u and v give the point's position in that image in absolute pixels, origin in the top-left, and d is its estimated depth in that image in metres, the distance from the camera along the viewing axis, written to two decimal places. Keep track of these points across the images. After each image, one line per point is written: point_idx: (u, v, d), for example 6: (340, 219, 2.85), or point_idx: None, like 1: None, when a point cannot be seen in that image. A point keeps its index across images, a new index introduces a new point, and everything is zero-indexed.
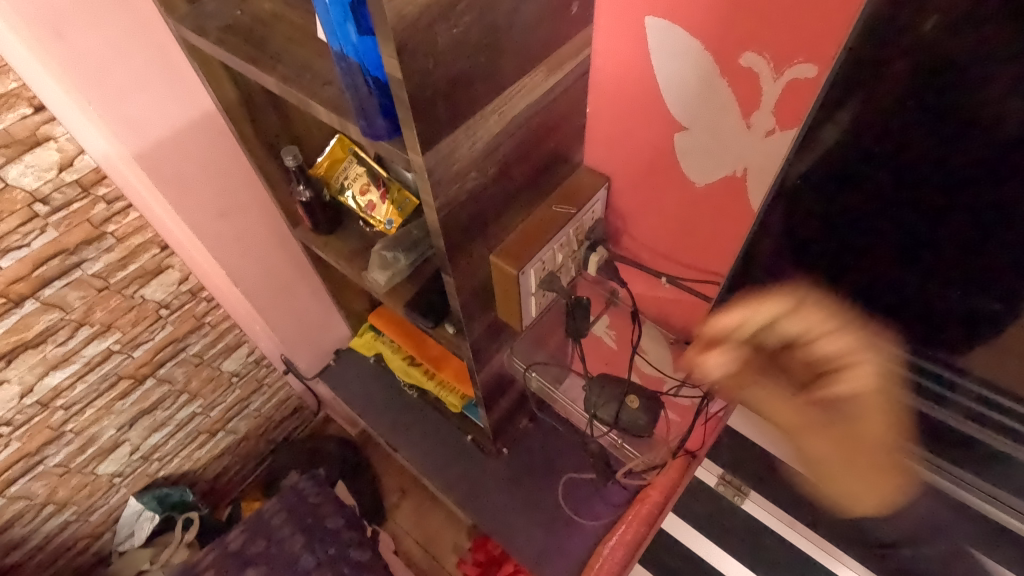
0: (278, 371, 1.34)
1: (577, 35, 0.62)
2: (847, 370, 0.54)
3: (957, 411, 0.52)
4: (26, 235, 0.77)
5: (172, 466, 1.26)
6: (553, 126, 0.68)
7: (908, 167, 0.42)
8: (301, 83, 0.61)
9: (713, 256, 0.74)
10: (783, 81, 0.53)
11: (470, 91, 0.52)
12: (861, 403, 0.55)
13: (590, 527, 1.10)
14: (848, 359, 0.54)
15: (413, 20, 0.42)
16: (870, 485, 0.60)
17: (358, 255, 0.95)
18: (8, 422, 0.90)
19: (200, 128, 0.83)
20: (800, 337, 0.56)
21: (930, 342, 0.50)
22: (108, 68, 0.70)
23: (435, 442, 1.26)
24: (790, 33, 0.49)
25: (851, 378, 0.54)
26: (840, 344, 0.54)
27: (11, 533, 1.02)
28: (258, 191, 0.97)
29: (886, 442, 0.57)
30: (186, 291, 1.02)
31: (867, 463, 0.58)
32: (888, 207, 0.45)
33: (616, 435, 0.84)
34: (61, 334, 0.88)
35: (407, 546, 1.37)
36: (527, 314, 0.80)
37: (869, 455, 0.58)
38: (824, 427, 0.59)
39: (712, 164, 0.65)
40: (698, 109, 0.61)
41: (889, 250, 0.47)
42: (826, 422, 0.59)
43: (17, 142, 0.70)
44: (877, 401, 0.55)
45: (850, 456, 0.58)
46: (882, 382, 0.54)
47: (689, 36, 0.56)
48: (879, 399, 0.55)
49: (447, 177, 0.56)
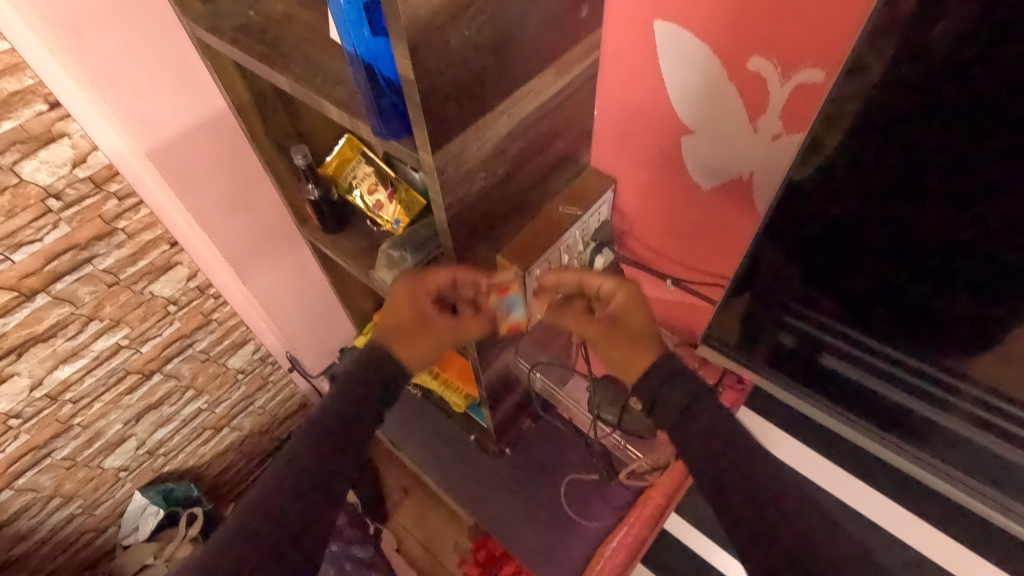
0: (283, 369, 1.35)
1: (586, 37, 0.62)
2: (615, 296, 0.69)
3: (960, 416, 0.53)
4: (39, 230, 0.78)
5: (176, 461, 1.27)
6: (561, 128, 0.68)
7: (915, 173, 0.43)
8: (312, 83, 0.62)
9: (719, 259, 0.74)
10: (790, 86, 0.53)
11: (480, 93, 0.52)
12: (632, 322, 0.69)
13: (591, 528, 1.10)
14: (618, 291, 0.70)
15: (426, 21, 0.43)
16: (634, 367, 0.67)
17: (365, 253, 0.96)
18: (18, 415, 0.91)
19: (211, 126, 0.84)
20: (583, 285, 0.71)
21: (935, 345, 0.51)
22: (122, 65, 0.71)
23: (439, 441, 1.27)
24: (798, 37, 0.50)
25: (622, 304, 0.69)
26: (608, 283, 0.70)
27: (17, 526, 1.03)
28: (267, 190, 0.98)
29: (648, 338, 0.67)
30: (195, 287, 1.03)
31: (630, 358, 0.67)
32: (894, 211, 0.45)
33: (620, 437, 0.84)
34: (71, 329, 0.89)
35: (408, 545, 1.37)
36: (531, 314, 0.81)
37: (635, 349, 0.67)
38: (604, 337, 0.69)
39: (719, 167, 0.65)
40: (706, 112, 0.61)
41: (896, 255, 0.48)
42: (605, 333, 0.69)
43: (32, 138, 0.71)
44: (641, 320, 0.68)
45: (619, 349, 0.68)
46: (642, 304, 0.69)
47: (698, 40, 0.56)
48: (642, 313, 0.68)
49: (456, 177, 0.57)
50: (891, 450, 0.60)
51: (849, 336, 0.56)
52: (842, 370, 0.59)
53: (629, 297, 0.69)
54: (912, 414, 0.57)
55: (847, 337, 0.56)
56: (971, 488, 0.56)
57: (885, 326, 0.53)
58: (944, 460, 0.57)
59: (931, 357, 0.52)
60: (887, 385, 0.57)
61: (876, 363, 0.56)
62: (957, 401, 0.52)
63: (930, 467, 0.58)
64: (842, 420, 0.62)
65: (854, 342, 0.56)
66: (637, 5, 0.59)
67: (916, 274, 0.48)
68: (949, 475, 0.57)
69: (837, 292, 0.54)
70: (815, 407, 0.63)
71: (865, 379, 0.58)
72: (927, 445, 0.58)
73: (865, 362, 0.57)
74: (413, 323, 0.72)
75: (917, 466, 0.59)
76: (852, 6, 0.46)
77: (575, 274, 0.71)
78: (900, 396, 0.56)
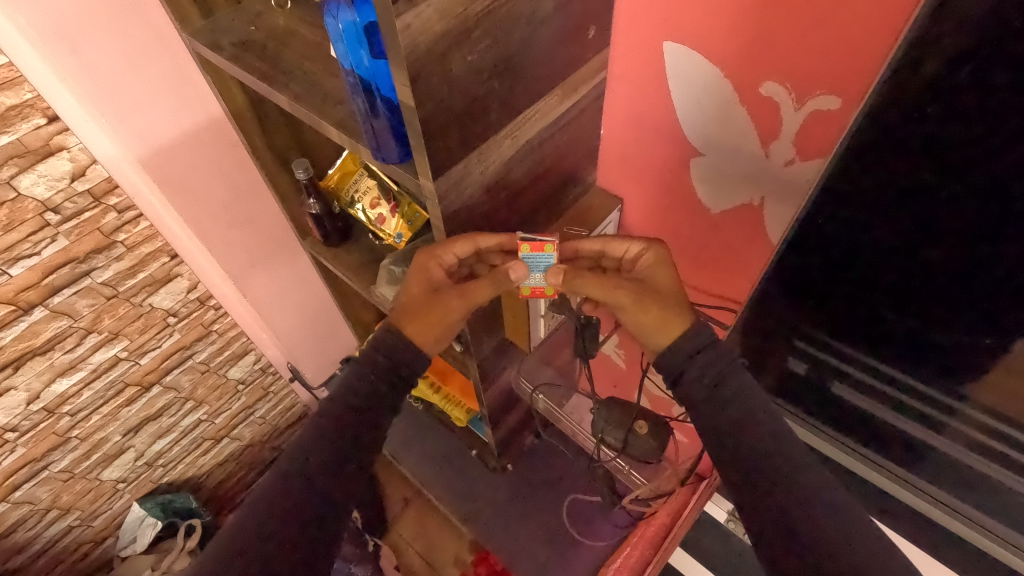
0: (283, 379, 1.33)
1: (594, 57, 0.61)
2: (642, 257, 0.64)
3: (959, 439, 0.52)
4: (37, 244, 0.76)
5: (175, 472, 1.26)
6: (568, 148, 0.67)
7: (940, 204, 0.41)
8: (312, 103, 0.61)
9: (731, 283, 0.72)
10: (805, 112, 0.51)
11: (485, 116, 0.51)
12: (659, 282, 0.64)
13: (593, 547, 1.09)
14: (647, 253, 0.64)
15: (429, 47, 0.42)
16: (668, 332, 0.62)
17: (366, 268, 0.95)
18: (14, 428, 0.90)
19: (211, 139, 0.83)
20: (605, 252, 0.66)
21: (947, 376, 0.50)
22: (120, 79, 0.69)
23: (441, 455, 1.26)
24: (816, 61, 0.48)
25: (649, 263, 0.64)
26: (635, 245, 0.64)
27: (14, 538, 1.02)
28: (268, 203, 0.97)
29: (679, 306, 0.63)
30: (195, 299, 1.01)
31: (662, 321, 0.62)
32: (912, 241, 0.44)
33: (623, 461, 0.81)
34: (69, 342, 0.88)
35: (408, 558, 1.36)
36: (535, 335, 0.79)
37: (667, 313, 0.62)
38: (634, 301, 0.62)
39: (729, 190, 0.63)
40: (716, 134, 0.59)
41: (917, 286, 0.47)
42: (635, 298, 0.62)
43: (30, 152, 0.69)
44: (669, 278, 0.64)
45: (650, 316, 0.62)
46: (671, 265, 0.64)
47: (708, 61, 0.55)
48: (671, 273, 0.64)
49: (458, 203, 0.55)
50: (899, 483, 0.59)
51: (854, 357, 0.56)
52: (849, 397, 0.59)
53: (657, 258, 0.63)
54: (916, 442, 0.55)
55: (852, 360, 0.56)
56: (981, 526, 0.55)
57: (897, 356, 0.52)
58: (954, 495, 0.56)
59: (939, 385, 0.51)
60: (893, 413, 0.56)
61: (879, 389, 0.56)
62: (954, 424, 0.52)
63: (940, 502, 0.57)
64: (843, 446, 0.62)
65: (859, 365, 0.56)
66: (646, 25, 0.57)
67: (932, 304, 0.47)
68: (960, 513, 0.56)
69: (852, 319, 0.53)
70: (822, 437, 0.63)
71: (872, 405, 0.57)
72: (936, 478, 0.56)
73: (870, 389, 0.56)
74: (423, 298, 0.66)
75: (909, 492, 0.58)
76: (873, 34, 0.44)
77: (601, 240, 0.65)
78: (905, 424, 0.56)
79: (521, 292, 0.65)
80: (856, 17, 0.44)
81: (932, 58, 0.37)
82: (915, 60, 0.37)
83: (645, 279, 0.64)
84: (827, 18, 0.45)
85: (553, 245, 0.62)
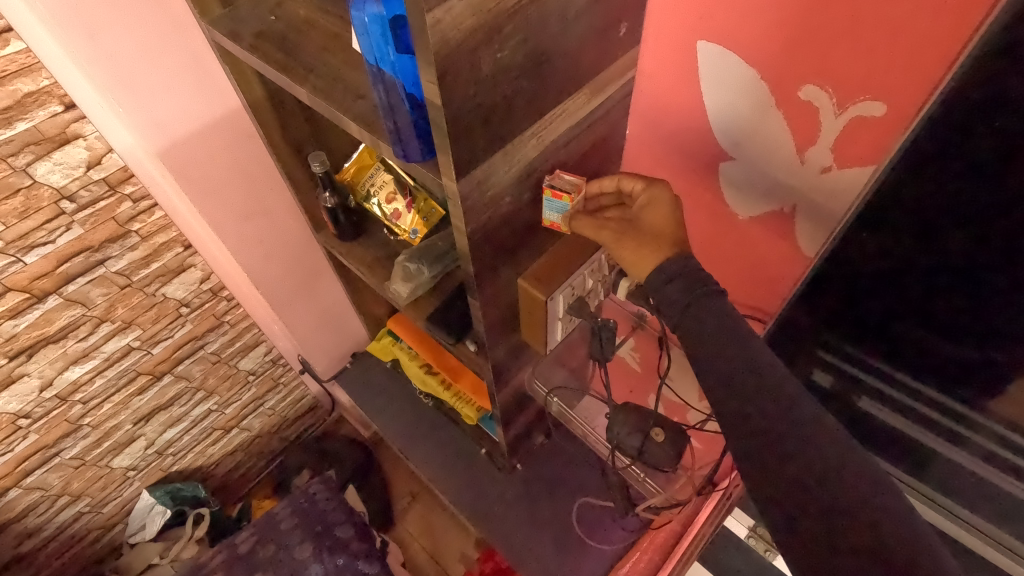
0: (294, 371, 1.33)
1: (624, 56, 0.59)
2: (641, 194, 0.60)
3: (975, 452, 0.50)
4: (52, 232, 0.76)
5: (185, 461, 1.26)
6: (592, 148, 0.65)
7: (992, 223, 0.39)
8: (332, 97, 0.60)
9: (761, 292, 0.70)
10: (845, 118, 0.50)
11: (511, 117, 0.50)
12: (654, 222, 0.58)
13: (603, 551, 1.08)
14: (644, 194, 0.60)
15: (458, 43, 0.40)
16: (641, 261, 0.56)
17: (381, 263, 0.94)
18: (27, 414, 0.90)
19: (230, 131, 0.81)
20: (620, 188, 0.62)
21: (976, 395, 0.47)
22: (140, 69, 0.68)
23: (449, 452, 1.25)
24: (861, 67, 0.46)
25: (645, 202, 0.59)
26: (641, 184, 0.61)
27: (25, 523, 1.02)
28: (285, 197, 0.95)
29: (663, 242, 0.56)
30: (207, 289, 1.01)
31: (637, 255, 0.56)
32: (959, 255, 0.42)
33: (638, 468, 0.79)
34: (82, 330, 0.88)
35: (415, 552, 1.36)
36: (552, 337, 0.77)
37: (645, 242, 0.56)
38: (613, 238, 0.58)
39: (761, 197, 0.61)
40: (748, 138, 0.58)
41: (960, 305, 0.44)
42: (616, 235, 0.58)
43: (46, 140, 0.68)
44: (665, 216, 0.57)
45: (627, 249, 0.57)
46: (668, 203, 0.58)
47: (744, 63, 0.53)
48: (667, 212, 0.58)
49: (480, 204, 0.54)
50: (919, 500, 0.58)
51: (880, 369, 0.54)
52: (877, 413, 0.57)
53: (657, 195, 0.59)
54: (948, 460, 0.53)
55: (875, 369, 0.55)
56: (1012, 551, 0.53)
57: (929, 372, 0.50)
58: (985, 519, 0.54)
59: (969, 401, 0.48)
60: (912, 425, 0.55)
61: (903, 401, 0.54)
62: (975, 437, 0.50)
63: (969, 525, 0.55)
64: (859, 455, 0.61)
65: (882, 375, 0.55)
66: (681, 25, 0.56)
67: (974, 324, 0.44)
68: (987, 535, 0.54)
69: (886, 333, 0.51)
70: None
71: (899, 421, 0.55)
72: (970, 503, 0.54)
73: (899, 403, 0.55)
74: None
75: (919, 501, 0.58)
76: (925, 41, 0.42)
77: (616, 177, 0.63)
78: (923, 435, 0.54)
79: (544, 224, 0.67)
80: (910, 21, 0.42)
81: (994, 70, 0.35)
82: (981, 69, 0.35)
83: (639, 219, 0.59)
84: (878, 21, 0.44)
85: (570, 198, 0.61)
